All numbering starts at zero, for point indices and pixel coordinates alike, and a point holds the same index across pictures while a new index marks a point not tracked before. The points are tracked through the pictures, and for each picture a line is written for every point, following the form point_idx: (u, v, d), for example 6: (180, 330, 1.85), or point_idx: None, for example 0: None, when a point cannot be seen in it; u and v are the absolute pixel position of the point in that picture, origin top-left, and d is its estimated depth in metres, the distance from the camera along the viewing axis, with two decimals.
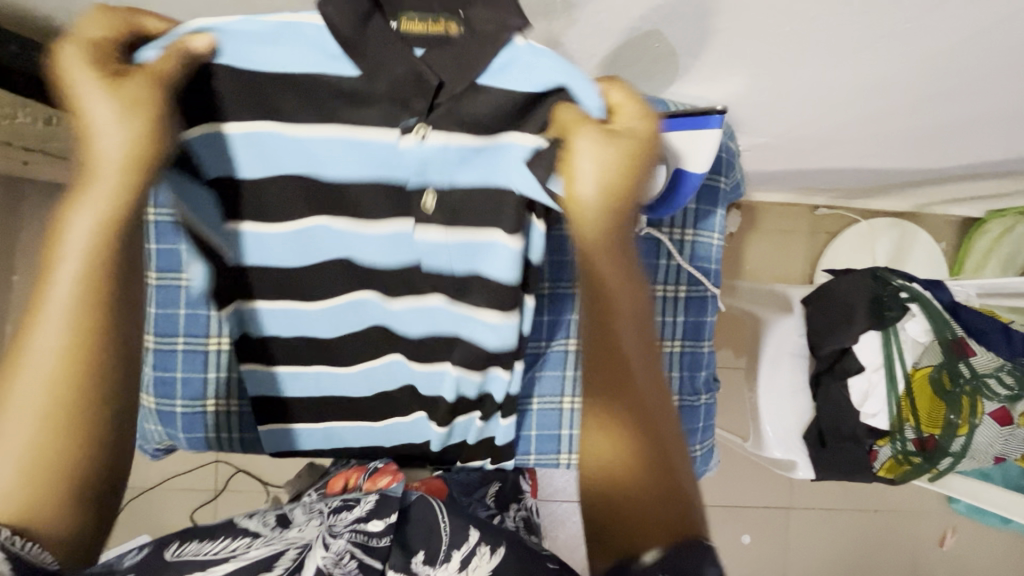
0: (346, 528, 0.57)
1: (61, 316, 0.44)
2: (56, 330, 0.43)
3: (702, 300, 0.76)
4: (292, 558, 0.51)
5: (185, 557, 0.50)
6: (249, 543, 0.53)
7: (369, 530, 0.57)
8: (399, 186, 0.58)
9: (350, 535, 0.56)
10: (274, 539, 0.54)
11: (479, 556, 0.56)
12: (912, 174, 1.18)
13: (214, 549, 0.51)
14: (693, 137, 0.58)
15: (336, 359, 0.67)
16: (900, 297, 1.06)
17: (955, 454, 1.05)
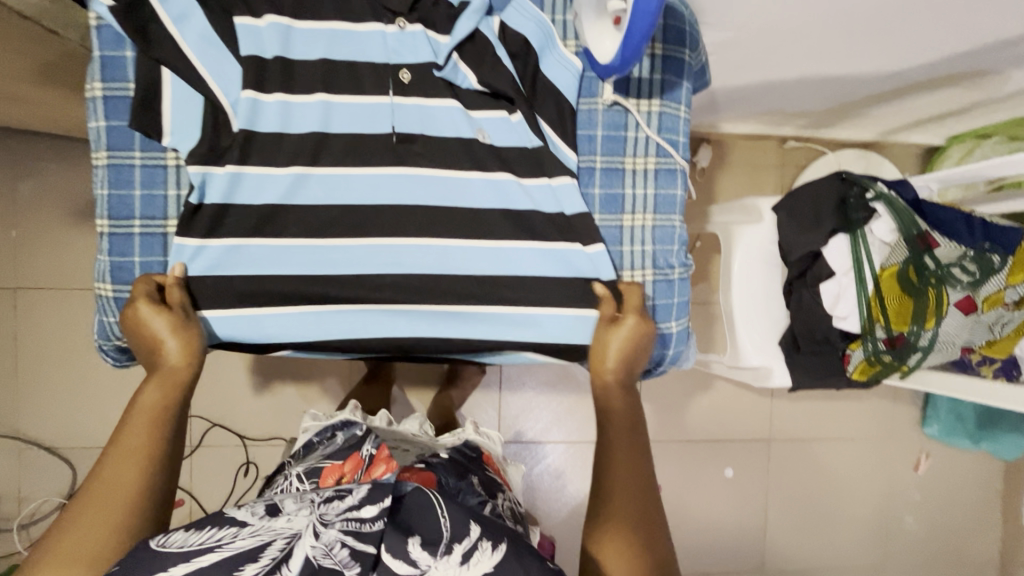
0: (337, 516, 0.63)
1: (130, 459, 0.64)
2: (123, 469, 0.63)
3: (671, 171, 0.76)
4: (278, 547, 0.59)
5: (173, 548, 0.59)
6: (236, 533, 0.61)
7: (361, 517, 0.63)
8: (411, 57, 0.70)
9: (342, 523, 0.62)
10: (262, 530, 0.61)
11: (480, 549, 0.63)
12: (871, 84, 1.21)
13: (200, 540, 0.60)
14: None
15: (283, 233, 0.70)
16: (865, 198, 1.08)
17: (923, 349, 1.08)
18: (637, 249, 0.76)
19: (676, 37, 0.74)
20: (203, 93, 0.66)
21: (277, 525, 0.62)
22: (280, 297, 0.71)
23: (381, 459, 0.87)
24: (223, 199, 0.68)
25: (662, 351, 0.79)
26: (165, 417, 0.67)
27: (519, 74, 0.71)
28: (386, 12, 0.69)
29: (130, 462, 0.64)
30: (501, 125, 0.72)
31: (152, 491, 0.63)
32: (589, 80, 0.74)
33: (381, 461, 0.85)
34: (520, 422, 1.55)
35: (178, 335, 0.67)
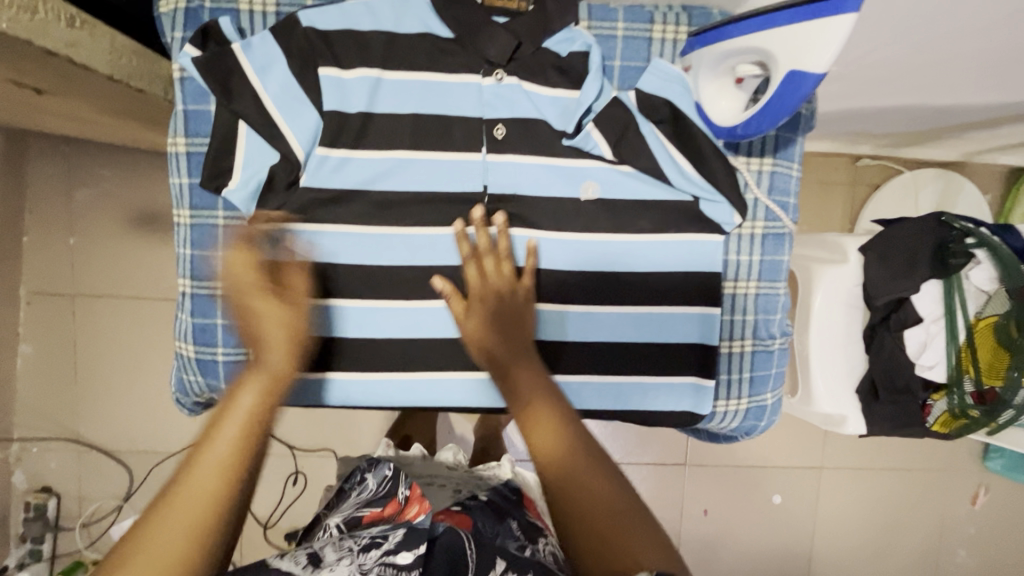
0: (374, 563, 0.62)
1: (210, 467, 0.47)
2: (205, 475, 0.47)
3: (780, 236, 0.70)
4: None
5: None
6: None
7: (397, 563, 0.62)
8: (509, 110, 0.65)
9: (381, 568, 0.62)
10: None
11: None
12: (974, 113, 1.11)
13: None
14: (812, 31, 0.51)
15: (369, 295, 0.67)
16: (965, 244, 1.01)
17: (1017, 407, 1.01)
18: (738, 318, 0.71)
19: None
20: (278, 150, 0.62)
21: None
22: (362, 360, 0.68)
23: (416, 499, 0.78)
24: (307, 259, 0.65)
25: (754, 423, 0.75)
26: (269, 408, 0.52)
27: (618, 135, 0.65)
28: (482, 62, 0.64)
29: (211, 468, 0.48)
30: (609, 178, 0.67)
31: (237, 509, 0.48)
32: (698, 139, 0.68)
33: (416, 502, 0.77)
34: None
35: (282, 306, 0.55)
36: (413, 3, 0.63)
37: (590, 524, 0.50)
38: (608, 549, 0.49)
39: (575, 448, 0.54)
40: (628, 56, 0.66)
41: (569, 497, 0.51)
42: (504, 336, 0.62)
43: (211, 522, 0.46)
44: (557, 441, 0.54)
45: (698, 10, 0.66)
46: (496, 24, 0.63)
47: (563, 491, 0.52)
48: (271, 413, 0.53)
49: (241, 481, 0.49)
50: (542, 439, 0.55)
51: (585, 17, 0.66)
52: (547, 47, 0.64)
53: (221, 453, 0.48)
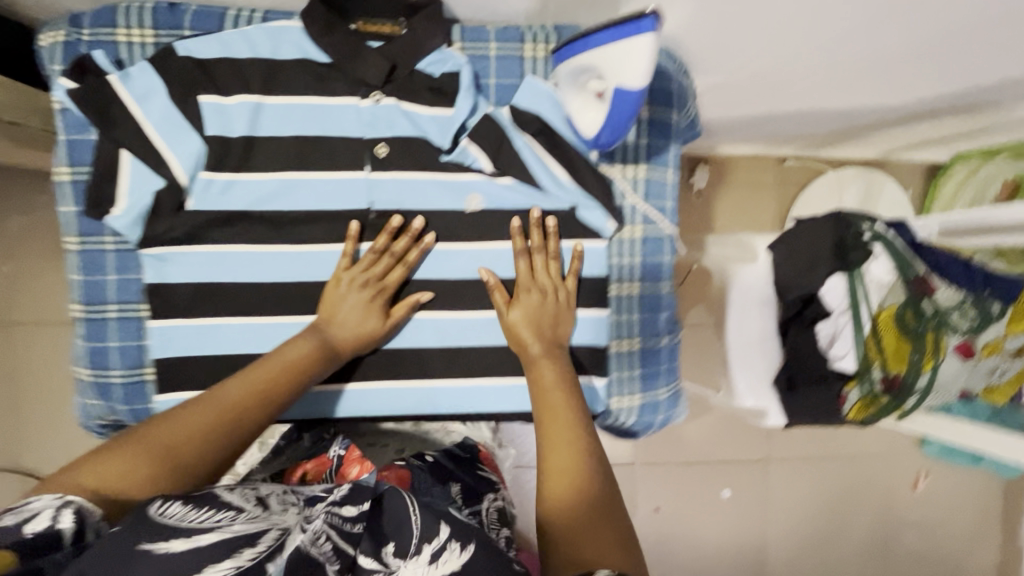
0: (319, 510, 0.52)
1: (242, 379, 0.60)
2: (231, 388, 0.59)
3: (659, 240, 0.73)
4: (274, 536, 0.48)
5: (169, 520, 0.46)
6: (233, 516, 0.49)
7: (341, 516, 0.52)
8: (388, 129, 0.68)
9: (324, 516, 0.51)
10: (259, 516, 0.50)
11: (449, 550, 0.50)
12: (873, 113, 1.17)
13: (198, 518, 0.47)
14: (633, 47, 0.56)
15: (261, 312, 0.68)
16: (863, 238, 1.05)
17: (920, 391, 1.08)
18: (625, 318, 0.75)
19: (662, 99, 0.73)
20: (162, 174, 0.64)
21: (269, 516, 0.51)
22: None
23: (354, 460, 0.67)
24: (198, 279, 0.67)
25: (650, 419, 0.78)
26: (303, 372, 0.63)
27: (494, 148, 0.68)
28: (361, 85, 0.67)
29: (239, 383, 0.60)
30: (490, 190, 0.70)
31: (243, 422, 0.58)
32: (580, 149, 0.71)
33: (356, 462, 0.66)
34: None
35: (372, 314, 0.67)
36: (289, 30, 0.66)
37: (572, 521, 0.52)
38: (579, 544, 0.50)
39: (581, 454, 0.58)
40: (502, 74, 0.70)
41: (554, 492, 0.55)
42: (531, 331, 0.67)
43: (224, 417, 0.57)
44: (571, 446, 0.58)
45: (567, 30, 0.70)
46: (371, 47, 0.66)
47: (559, 492, 0.54)
48: (294, 370, 0.63)
49: (258, 407, 0.59)
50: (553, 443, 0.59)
51: (459, 39, 0.69)
52: (422, 68, 0.67)
53: (251, 379, 0.61)
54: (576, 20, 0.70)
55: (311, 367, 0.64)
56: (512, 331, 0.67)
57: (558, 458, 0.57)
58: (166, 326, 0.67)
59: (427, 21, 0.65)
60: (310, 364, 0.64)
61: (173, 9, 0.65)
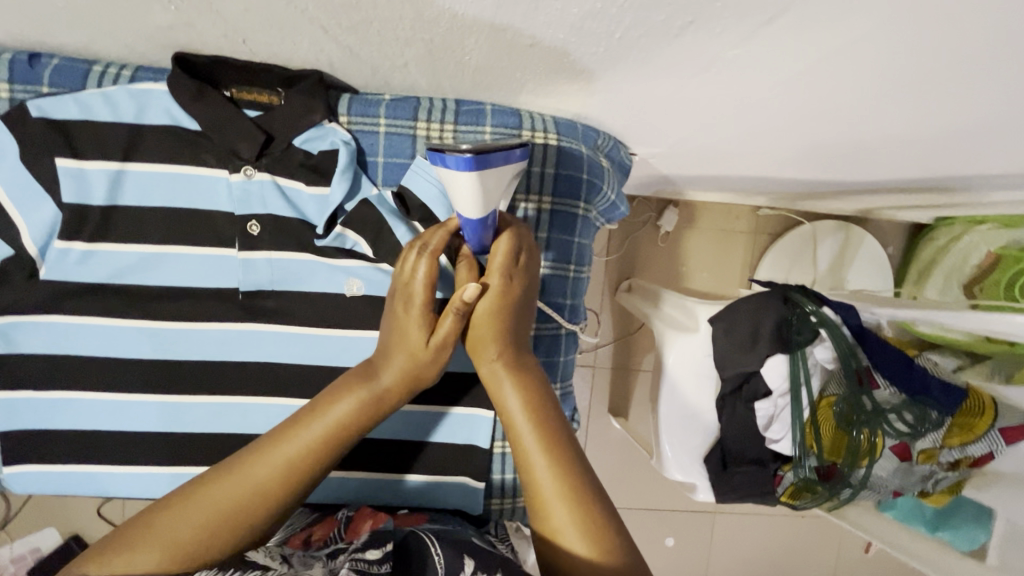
0: (343, 560, 0.55)
1: (269, 458, 0.53)
2: (260, 470, 0.52)
3: (555, 339, 0.71)
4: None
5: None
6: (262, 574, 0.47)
7: (366, 558, 0.54)
8: (262, 206, 0.62)
9: (350, 564, 0.53)
10: (285, 570, 0.52)
11: None
12: (840, 184, 1.10)
13: None
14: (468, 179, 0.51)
15: (119, 390, 0.64)
16: (810, 321, 0.99)
17: (853, 486, 1.01)
18: None
19: (568, 189, 0.69)
20: (10, 242, 0.60)
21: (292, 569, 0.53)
22: (110, 455, 0.65)
23: (365, 514, 0.69)
24: (51, 352, 0.63)
25: None
26: (339, 440, 0.55)
27: (374, 234, 0.63)
28: (232, 157, 0.61)
29: (267, 462, 0.53)
30: (372, 277, 0.65)
31: (270, 501, 0.52)
32: None
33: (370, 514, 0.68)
34: None
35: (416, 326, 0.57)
36: (154, 93, 0.60)
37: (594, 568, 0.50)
38: None
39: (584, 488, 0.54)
40: (391, 154, 0.65)
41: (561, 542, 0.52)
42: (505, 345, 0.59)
43: (251, 503, 0.51)
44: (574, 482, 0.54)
45: (470, 106, 0.65)
46: (243, 117, 0.61)
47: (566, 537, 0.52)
48: (323, 439, 0.54)
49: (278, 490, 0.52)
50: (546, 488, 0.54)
51: (346, 112, 0.64)
52: (299, 142, 0.62)
53: (283, 451, 0.53)
54: (479, 98, 0.65)
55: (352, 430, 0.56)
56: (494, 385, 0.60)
57: (557, 515, 0.53)
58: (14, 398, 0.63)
59: (303, 95, 0.59)
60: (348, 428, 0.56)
61: (31, 61, 0.60)
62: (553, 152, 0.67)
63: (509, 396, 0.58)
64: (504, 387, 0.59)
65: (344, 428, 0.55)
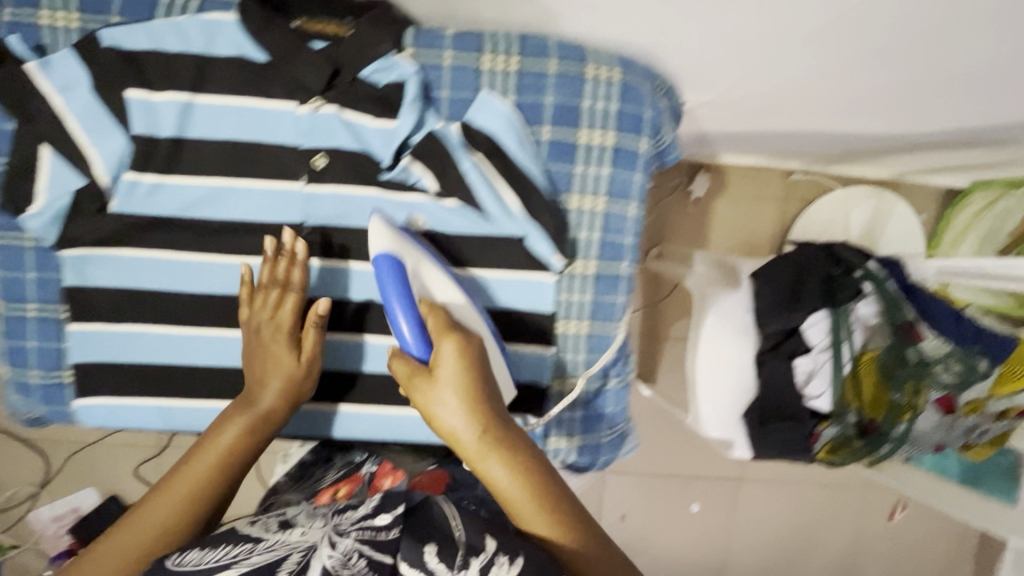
0: (351, 525, 0.53)
1: (176, 489, 0.55)
2: (167, 505, 0.54)
3: (616, 278, 0.68)
4: (295, 560, 0.49)
5: (187, 567, 0.48)
6: (252, 548, 0.50)
7: (375, 525, 0.52)
8: (329, 139, 0.63)
9: (356, 532, 0.51)
10: (277, 544, 0.51)
11: (497, 564, 0.48)
12: (884, 139, 1.09)
13: (216, 557, 0.49)
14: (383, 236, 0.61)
15: (187, 323, 0.65)
16: (854, 277, 0.99)
17: (894, 440, 1.03)
18: (568, 357, 0.69)
19: (632, 125, 0.66)
20: (82, 173, 0.60)
21: (292, 539, 0.52)
22: (178, 388, 0.66)
23: (386, 473, 0.66)
24: (121, 284, 0.64)
25: (591, 459, 0.74)
26: (238, 457, 0.59)
27: (438, 170, 0.63)
28: (299, 89, 0.62)
29: (179, 494, 0.55)
30: (434, 212, 0.64)
31: (186, 522, 0.54)
32: (551, 174, 0.66)
33: (389, 472, 0.65)
34: None
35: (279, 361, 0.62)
36: (223, 23, 0.60)
37: None
38: None
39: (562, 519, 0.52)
40: (455, 88, 0.64)
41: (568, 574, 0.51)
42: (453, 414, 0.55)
43: (163, 531, 0.53)
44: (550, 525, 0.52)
45: (535, 39, 0.63)
46: (309, 48, 0.60)
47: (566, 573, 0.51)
48: (229, 457, 0.58)
49: (195, 512, 0.55)
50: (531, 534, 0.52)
51: (411, 45, 0.62)
52: (366, 75, 0.62)
53: (190, 476, 0.56)
54: (543, 31, 0.63)
55: (252, 446, 0.60)
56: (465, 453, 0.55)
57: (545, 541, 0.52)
58: (85, 330, 0.64)
59: (372, 24, 0.59)
60: (251, 444, 0.60)
61: None
62: (618, 87, 0.64)
63: (494, 467, 0.53)
64: (476, 451, 0.54)
65: (252, 445, 0.60)
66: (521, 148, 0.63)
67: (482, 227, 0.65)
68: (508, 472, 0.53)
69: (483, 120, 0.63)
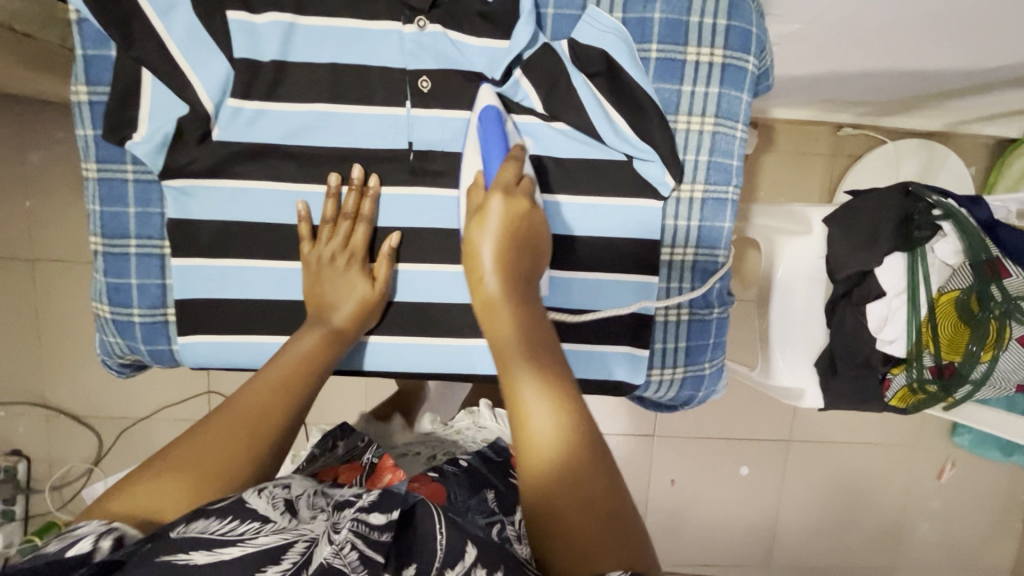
0: (347, 518, 0.48)
1: (267, 381, 0.57)
2: (255, 397, 0.56)
3: (723, 202, 0.70)
4: (299, 551, 0.43)
5: (190, 535, 0.42)
6: (258, 528, 0.44)
7: (370, 523, 0.47)
8: (434, 61, 0.63)
9: (353, 526, 0.47)
10: (286, 527, 0.45)
11: None
12: (950, 78, 1.07)
13: (220, 530, 0.43)
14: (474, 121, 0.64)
15: (291, 256, 0.65)
16: (931, 215, 0.97)
17: (974, 381, 1.01)
18: (674, 286, 0.71)
19: (739, 42, 0.67)
20: (185, 100, 0.60)
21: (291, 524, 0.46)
22: (280, 322, 0.66)
23: (385, 468, 0.75)
24: (224, 218, 0.63)
25: (691, 393, 0.75)
26: (315, 369, 0.61)
27: (548, 90, 0.64)
28: (404, 9, 0.62)
29: (266, 388, 0.57)
30: (544, 138, 0.66)
31: (277, 421, 0.55)
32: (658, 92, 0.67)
33: (387, 470, 0.73)
34: None
35: (353, 284, 0.64)
36: None
37: (585, 512, 0.46)
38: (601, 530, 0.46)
39: (575, 423, 0.51)
40: (562, 5, 0.65)
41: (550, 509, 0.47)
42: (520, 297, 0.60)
43: (253, 425, 0.54)
44: (558, 428, 0.50)
45: None
46: None
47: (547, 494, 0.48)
48: (308, 364, 0.61)
49: (284, 415, 0.56)
50: (532, 455, 0.50)
51: None
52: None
53: (277, 377, 0.58)
54: None
55: (326, 361, 0.62)
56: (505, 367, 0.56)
57: (546, 431, 0.50)
58: (188, 264, 0.64)
59: None
60: (327, 357, 0.62)
61: None
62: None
63: (531, 402, 0.52)
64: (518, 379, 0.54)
65: (328, 357, 0.62)
66: (632, 64, 0.64)
67: (591, 150, 0.67)
68: (553, 421, 0.51)
69: (591, 37, 0.63)
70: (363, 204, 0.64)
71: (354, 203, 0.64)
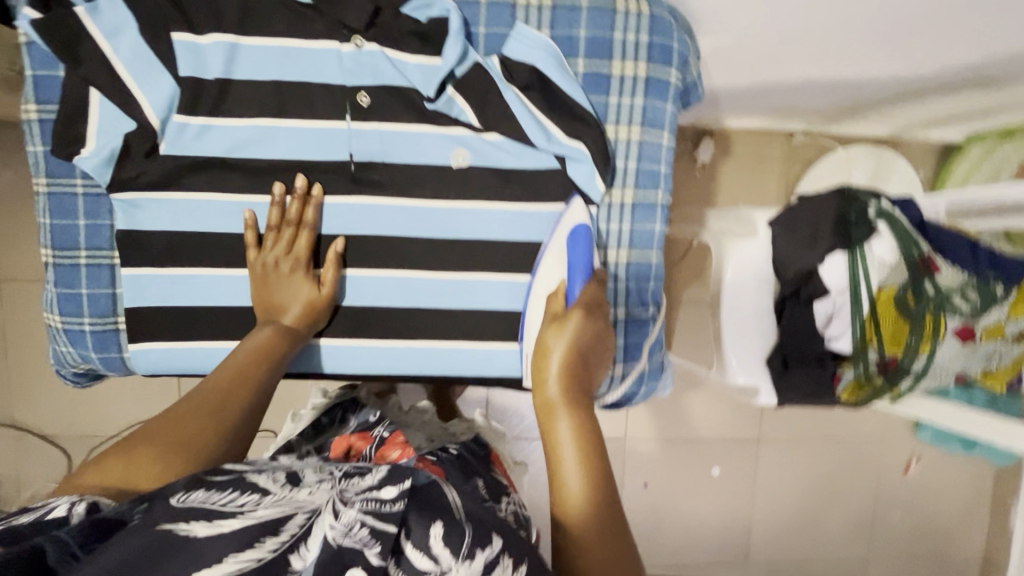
0: (356, 494, 0.47)
1: (228, 370, 0.61)
2: (217, 382, 0.60)
3: (650, 206, 0.74)
4: (299, 523, 0.43)
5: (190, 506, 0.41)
6: (258, 500, 0.44)
7: (380, 497, 0.46)
8: (372, 77, 0.68)
9: (361, 503, 0.45)
10: (284, 499, 0.45)
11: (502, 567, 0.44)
12: (881, 86, 1.13)
13: (220, 501, 0.43)
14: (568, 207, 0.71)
15: (238, 263, 0.69)
16: (867, 215, 1.01)
17: (915, 374, 1.06)
18: (612, 286, 0.75)
19: (662, 56, 0.71)
20: (133, 115, 0.63)
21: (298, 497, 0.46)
22: (230, 327, 0.69)
23: (394, 443, 0.80)
24: (174, 228, 0.67)
25: (634, 389, 0.79)
26: (272, 356, 0.64)
27: (480, 101, 0.69)
28: (341, 28, 0.66)
29: (226, 374, 0.61)
30: (479, 147, 0.70)
31: (240, 400, 0.59)
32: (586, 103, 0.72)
33: (397, 445, 0.79)
34: (522, 403, 1.42)
35: (297, 285, 0.68)
36: None
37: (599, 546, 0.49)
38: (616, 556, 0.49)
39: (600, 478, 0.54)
40: (492, 23, 0.69)
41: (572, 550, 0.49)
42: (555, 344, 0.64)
43: (215, 404, 0.57)
44: (580, 483, 0.53)
45: None
46: None
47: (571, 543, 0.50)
48: (268, 355, 0.64)
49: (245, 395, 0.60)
50: (565, 498, 0.52)
51: None
52: (408, 11, 0.67)
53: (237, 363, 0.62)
54: None
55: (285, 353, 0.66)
56: (549, 417, 0.59)
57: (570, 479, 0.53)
58: (138, 273, 0.67)
59: None
60: (286, 350, 0.66)
61: None
62: (646, 18, 0.70)
63: (568, 455, 0.55)
64: (563, 432, 0.57)
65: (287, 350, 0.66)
66: (560, 77, 0.69)
67: (524, 158, 0.71)
68: (578, 470, 0.54)
69: (519, 53, 0.68)
70: (307, 212, 0.68)
71: (305, 213, 0.68)
